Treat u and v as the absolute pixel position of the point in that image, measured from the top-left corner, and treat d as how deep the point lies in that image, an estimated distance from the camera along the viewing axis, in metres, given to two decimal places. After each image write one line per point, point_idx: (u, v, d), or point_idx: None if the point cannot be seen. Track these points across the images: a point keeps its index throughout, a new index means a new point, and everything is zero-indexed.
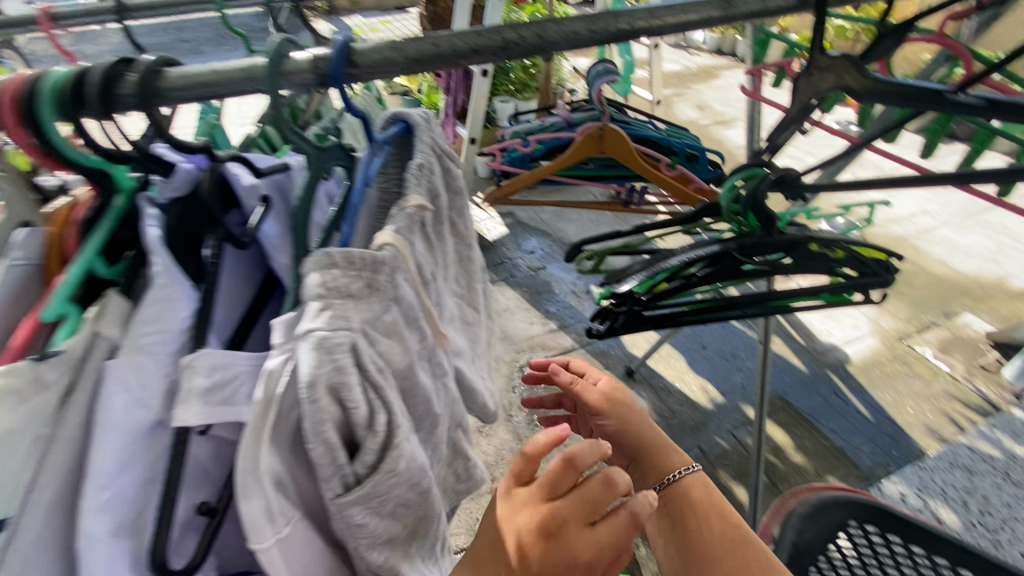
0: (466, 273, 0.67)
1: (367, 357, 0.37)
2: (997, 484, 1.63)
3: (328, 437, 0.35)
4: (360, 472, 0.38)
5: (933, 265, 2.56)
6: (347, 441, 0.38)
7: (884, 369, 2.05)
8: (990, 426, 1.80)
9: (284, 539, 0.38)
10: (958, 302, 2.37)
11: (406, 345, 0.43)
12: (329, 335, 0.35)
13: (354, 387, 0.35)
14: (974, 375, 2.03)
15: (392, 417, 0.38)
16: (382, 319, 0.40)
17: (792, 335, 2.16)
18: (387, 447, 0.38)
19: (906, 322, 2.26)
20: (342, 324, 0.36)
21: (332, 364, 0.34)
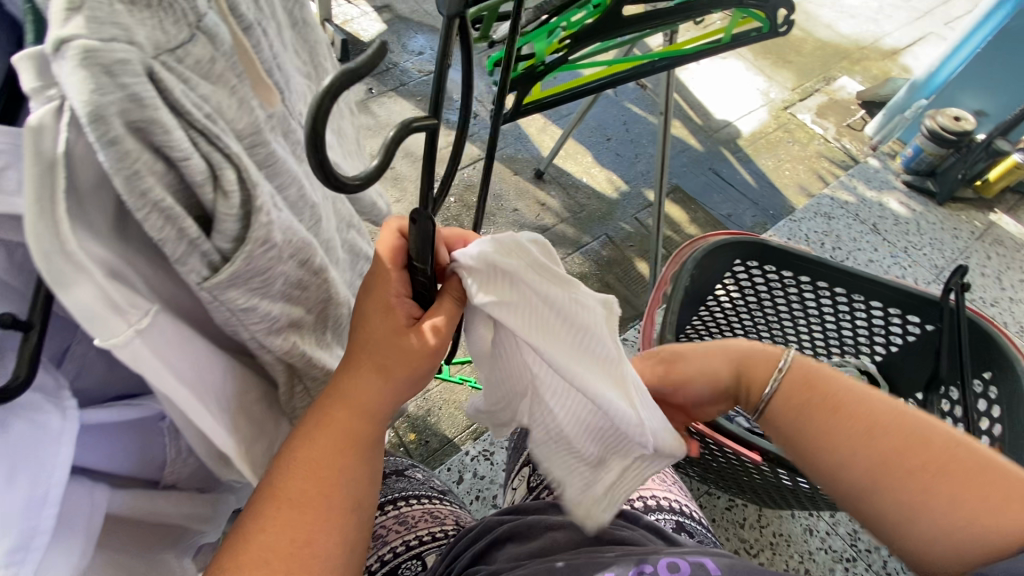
0: (308, 44, 0.58)
1: (181, 95, 0.28)
2: (848, 226, 1.46)
3: (161, 200, 0.28)
4: (225, 248, 0.32)
5: (813, 24, 2.05)
6: (196, 215, 0.32)
7: (768, 139, 1.76)
8: (848, 175, 1.57)
9: (146, 332, 0.31)
10: (836, 67, 1.95)
11: (241, 100, 0.33)
12: (97, 45, 0.24)
13: (171, 128, 0.27)
14: (841, 135, 1.78)
15: (243, 171, 0.31)
16: (190, 52, 0.30)
17: (688, 117, 1.77)
18: (249, 209, 0.32)
19: (790, 91, 1.87)
20: (114, 31, 0.25)
21: (122, 91, 0.25)
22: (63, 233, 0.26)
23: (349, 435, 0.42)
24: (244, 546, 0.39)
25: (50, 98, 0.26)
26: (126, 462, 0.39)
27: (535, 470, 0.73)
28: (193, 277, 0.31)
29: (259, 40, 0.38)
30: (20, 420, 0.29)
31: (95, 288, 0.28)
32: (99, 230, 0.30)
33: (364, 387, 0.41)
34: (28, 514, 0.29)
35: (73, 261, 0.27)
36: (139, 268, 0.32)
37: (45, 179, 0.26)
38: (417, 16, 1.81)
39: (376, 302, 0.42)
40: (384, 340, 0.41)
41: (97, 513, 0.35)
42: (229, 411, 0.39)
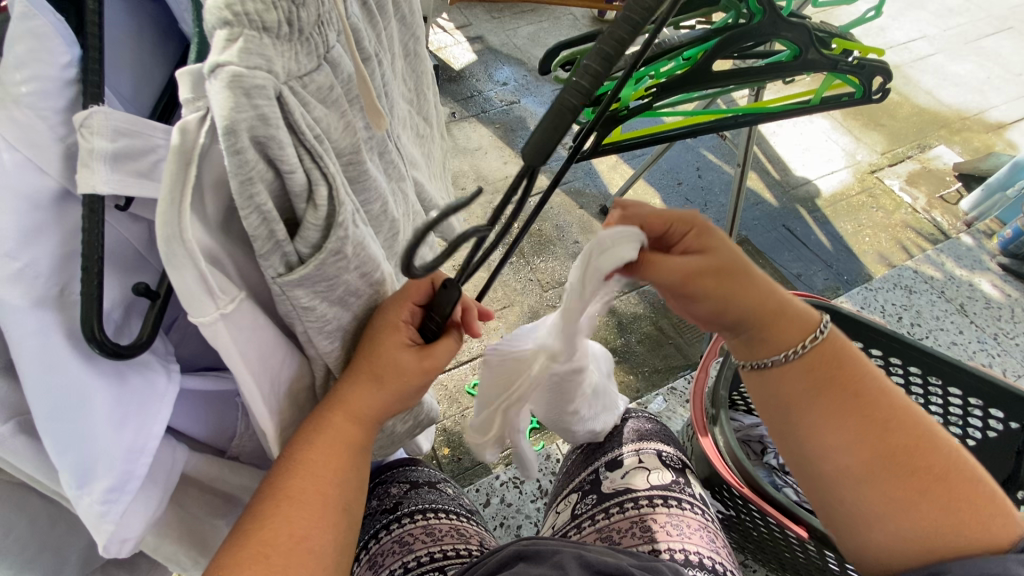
0: (415, 74, 0.64)
1: (298, 116, 0.32)
2: (931, 302, 1.37)
3: (263, 205, 0.31)
4: (304, 252, 0.35)
5: (911, 89, 1.96)
6: (287, 219, 0.35)
7: (850, 202, 1.69)
8: (936, 249, 1.48)
9: (229, 316, 0.34)
10: (933, 134, 1.86)
11: (346, 124, 0.37)
12: (244, 72, 0.28)
13: (286, 145, 0.31)
14: (932, 207, 1.69)
15: (334, 191, 0.34)
16: (314, 79, 0.34)
17: (767, 169, 1.74)
18: (332, 222, 0.35)
19: (879, 154, 1.80)
20: (258, 61, 0.29)
21: (254, 111, 0.29)
22: (183, 224, 0.30)
23: (350, 436, 0.43)
24: (248, 527, 0.39)
25: (197, 107, 0.30)
26: (201, 426, 0.43)
27: (583, 496, 0.73)
28: (270, 272, 0.34)
29: (373, 68, 0.42)
30: (137, 376, 0.33)
31: (197, 274, 0.31)
32: (209, 222, 0.33)
33: (365, 394, 0.43)
34: (127, 460, 0.32)
35: (187, 249, 0.30)
36: (235, 259, 0.36)
37: (180, 171, 0.29)
38: (507, 49, 1.90)
39: (389, 321, 0.43)
40: (393, 359, 0.43)
41: (176, 468, 0.39)
42: (279, 396, 0.41)
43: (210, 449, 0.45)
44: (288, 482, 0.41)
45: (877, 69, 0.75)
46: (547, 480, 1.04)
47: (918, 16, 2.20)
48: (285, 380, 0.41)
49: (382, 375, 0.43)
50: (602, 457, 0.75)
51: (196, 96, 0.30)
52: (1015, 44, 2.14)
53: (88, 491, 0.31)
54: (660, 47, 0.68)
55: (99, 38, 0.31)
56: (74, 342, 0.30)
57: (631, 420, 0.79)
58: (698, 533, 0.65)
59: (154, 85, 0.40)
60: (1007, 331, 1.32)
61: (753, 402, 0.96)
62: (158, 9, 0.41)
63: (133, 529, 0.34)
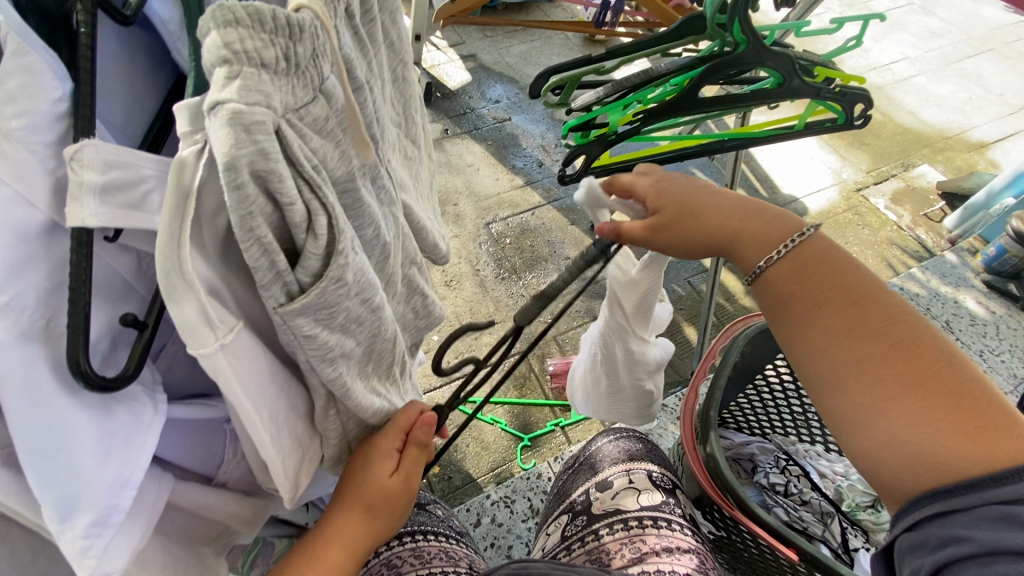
0: (403, 98, 0.64)
1: (297, 148, 0.32)
2: None
3: (264, 237, 0.32)
4: (304, 281, 0.35)
5: (893, 110, 2.01)
6: (287, 248, 0.35)
7: (837, 219, 1.72)
8: (920, 266, 1.50)
9: (229, 346, 0.34)
10: (917, 154, 1.90)
11: (341, 153, 0.37)
12: (243, 108, 0.29)
13: (286, 178, 0.31)
14: (916, 224, 1.72)
15: (335, 219, 0.34)
16: (310, 111, 0.34)
17: (754, 187, 1.77)
18: (332, 251, 0.35)
19: (864, 173, 1.84)
20: (257, 97, 0.29)
21: (254, 146, 0.29)
22: (182, 258, 0.30)
23: (353, 551, 0.50)
24: None
25: (197, 140, 0.30)
26: (187, 454, 0.42)
27: (573, 518, 0.72)
28: (271, 302, 0.34)
29: (367, 99, 0.42)
30: (123, 408, 0.33)
31: (197, 305, 0.31)
32: (208, 253, 0.33)
33: (363, 521, 0.50)
34: (112, 493, 0.32)
35: (185, 280, 0.30)
36: (234, 289, 0.36)
37: (180, 206, 0.29)
38: (499, 67, 1.93)
39: (380, 456, 0.50)
40: (386, 497, 0.50)
41: (161, 498, 0.38)
42: (279, 425, 0.40)
43: (197, 477, 0.45)
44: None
45: (857, 98, 0.78)
46: (538, 499, 1.03)
47: (899, 38, 2.26)
48: (284, 409, 0.41)
49: (378, 504, 0.50)
50: (592, 480, 0.75)
51: (195, 130, 0.30)
52: (994, 67, 2.20)
53: (70, 525, 0.31)
54: (648, 74, 0.70)
55: (91, 73, 0.32)
56: (60, 374, 0.30)
57: (618, 440, 0.79)
58: (689, 554, 0.64)
59: (145, 114, 0.41)
60: (991, 348, 1.33)
61: (744, 421, 0.96)
62: (149, 39, 0.42)
63: (117, 563, 0.34)
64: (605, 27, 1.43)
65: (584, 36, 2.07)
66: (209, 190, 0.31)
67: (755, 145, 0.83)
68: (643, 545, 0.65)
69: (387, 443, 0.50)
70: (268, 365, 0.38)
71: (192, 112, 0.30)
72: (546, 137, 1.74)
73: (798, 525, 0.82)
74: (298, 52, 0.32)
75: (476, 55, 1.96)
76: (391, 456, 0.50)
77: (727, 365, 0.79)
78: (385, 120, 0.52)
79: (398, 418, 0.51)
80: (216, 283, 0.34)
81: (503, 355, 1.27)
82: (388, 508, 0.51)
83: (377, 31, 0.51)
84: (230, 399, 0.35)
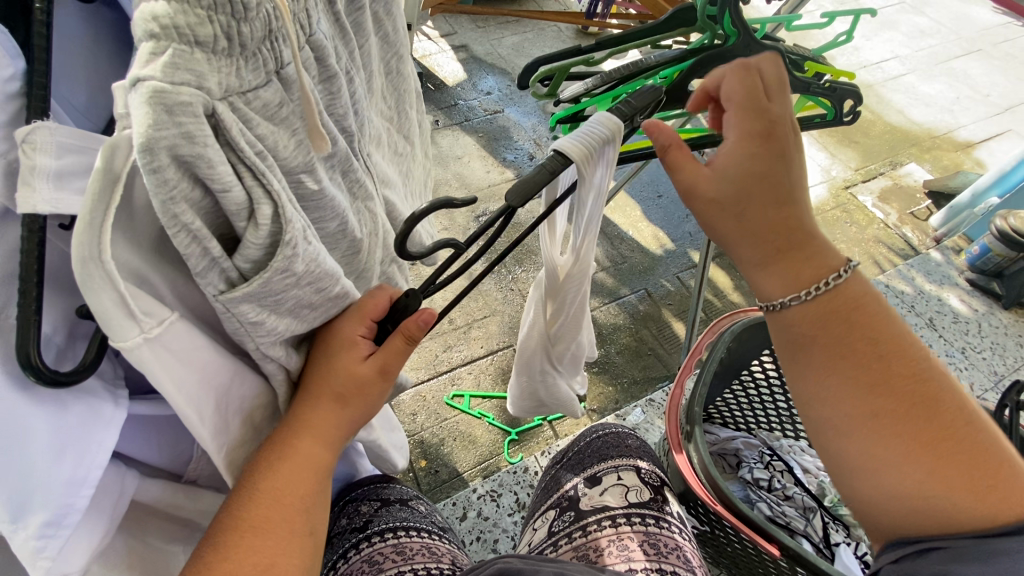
0: (397, 91, 0.63)
1: (236, 134, 0.31)
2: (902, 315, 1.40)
3: (191, 224, 0.30)
4: (244, 269, 0.34)
5: (883, 109, 2.02)
6: (223, 235, 0.34)
7: (825, 216, 1.72)
8: (906, 264, 1.51)
9: (158, 339, 0.33)
10: (905, 152, 1.91)
11: (299, 142, 0.35)
12: (167, 87, 0.27)
13: (216, 163, 0.29)
14: (903, 222, 1.73)
15: (280, 209, 0.33)
16: (259, 95, 0.32)
17: None
18: (274, 242, 0.33)
19: (853, 171, 1.85)
20: (186, 76, 0.28)
21: (177, 128, 0.27)
22: (102, 246, 0.28)
23: (325, 445, 0.44)
24: (228, 522, 0.39)
25: (127, 122, 0.28)
26: (153, 450, 0.41)
27: (560, 514, 0.72)
28: (209, 289, 0.33)
29: (342, 87, 0.41)
30: (80, 402, 0.31)
31: (116, 297, 0.30)
32: (138, 242, 0.32)
33: (325, 408, 0.44)
34: (67, 493, 0.31)
35: (104, 270, 0.29)
36: (169, 278, 0.35)
37: (107, 194, 0.28)
38: (491, 58, 1.91)
39: (343, 338, 0.43)
40: (355, 381, 0.44)
41: (125, 496, 0.37)
42: (224, 418, 0.39)
43: (165, 474, 0.44)
44: (262, 498, 0.40)
45: (846, 94, 0.77)
46: (524, 493, 1.02)
47: (890, 37, 2.27)
48: (234, 399, 0.40)
49: (345, 392, 0.44)
50: (580, 475, 0.75)
51: (129, 110, 0.29)
52: (982, 67, 2.21)
53: (23, 526, 0.30)
54: (638, 65, 0.69)
55: (47, 53, 0.30)
56: (9, 366, 0.29)
57: (607, 434, 0.79)
58: (677, 551, 0.64)
59: (110, 97, 0.39)
60: (973, 345, 1.35)
61: (730, 416, 0.96)
62: (113, 18, 0.40)
63: (74, 563, 0.33)
64: (596, 19, 1.42)
65: (578, 29, 2.04)
66: (136, 179, 0.30)
67: None
68: (629, 542, 0.65)
69: (349, 326, 0.43)
70: (216, 359, 0.37)
71: (122, 92, 0.28)
72: (536, 130, 1.73)
73: (782, 520, 0.82)
74: (250, 32, 0.30)
75: (468, 46, 1.93)
76: (357, 337, 0.44)
77: (713, 360, 0.80)
78: (369, 116, 0.51)
79: (358, 302, 0.44)
80: (144, 271, 0.33)
81: (491, 348, 1.26)
82: (359, 393, 0.44)
83: (364, 20, 0.49)
84: (164, 392, 0.34)
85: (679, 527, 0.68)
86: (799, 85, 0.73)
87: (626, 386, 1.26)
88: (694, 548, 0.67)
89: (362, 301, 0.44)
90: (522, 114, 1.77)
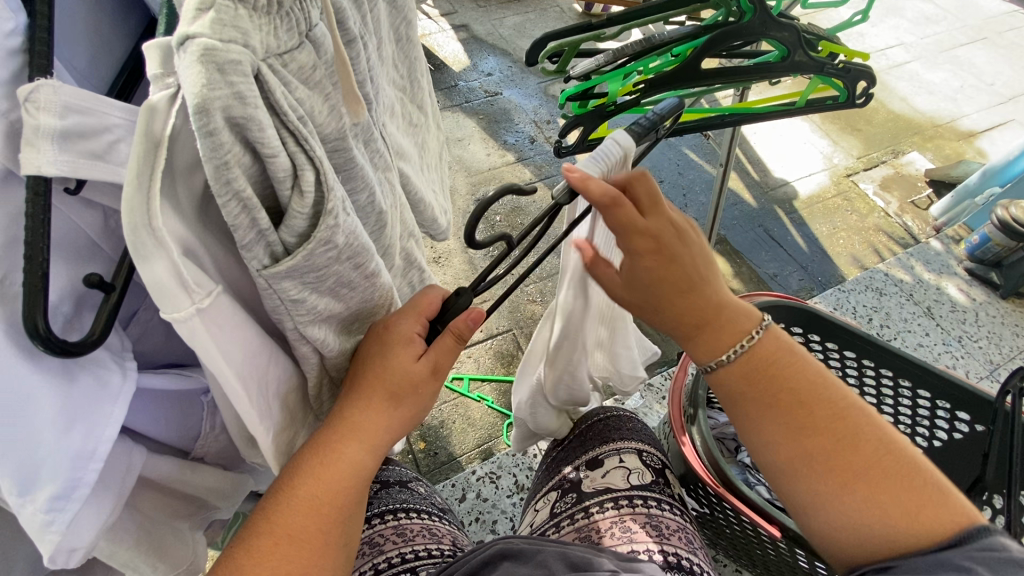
0: (410, 60, 0.61)
1: (281, 96, 0.29)
2: (900, 304, 1.40)
3: (243, 191, 0.29)
4: (290, 242, 0.33)
5: (886, 96, 2.01)
6: (270, 205, 0.33)
7: (826, 204, 1.72)
8: (907, 253, 1.51)
9: (207, 312, 0.32)
10: (907, 141, 1.90)
11: (332, 107, 0.34)
12: (218, 44, 0.26)
13: (266, 126, 0.28)
14: (903, 211, 1.73)
15: (323, 173, 0.31)
16: (295, 58, 0.31)
17: (747, 170, 1.75)
18: (319, 210, 0.32)
19: (856, 158, 1.84)
20: (233, 33, 0.27)
21: (229, 88, 0.26)
22: (153, 211, 0.27)
23: (371, 450, 0.42)
24: (265, 524, 0.39)
25: (169, 84, 0.27)
26: (160, 426, 0.40)
27: (562, 495, 0.72)
28: (254, 263, 0.32)
29: (358, 54, 0.39)
30: (87, 374, 0.31)
31: (169, 265, 0.29)
32: (185, 212, 0.31)
33: (375, 408, 0.42)
34: (74, 467, 0.30)
35: (156, 237, 0.28)
36: (211, 250, 0.34)
37: (151, 160, 0.26)
38: (493, 38, 1.87)
39: (399, 337, 0.42)
40: (408, 384, 0.42)
41: (133, 471, 0.37)
42: (268, 399, 0.39)
43: (172, 451, 0.43)
44: (300, 498, 0.39)
45: (860, 74, 0.76)
46: (524, 475, 1.03)
47: (895, 23, 2.24)
48: (271, 380, 0.38)
49: (398, 393, 0.42)
50: (582, 456, 0.75)
51: (170, 72, 0.28)
52: (986, 55, 2.20)
53: (30, 499, 0.29)
54: (650, 42, 0.67)
55: (49, 8, 0.29)
56: (16, 335, 0.28)
57: (607, 418, 0.79)
58: (677, 533, 0.65)
59: (113, 61, 0.37)
60: (970, 334, 1.36)
61: None
62: None
63: (82, 538, 0.32)
64: None
65: (580, 10, 2.01)
66: (183, 145, 0.29)
67: (755, 121, 0.81)
68: (632, 524, 0.65)
69: (407, 326, 0.42)
70: (255, 334, 0.36)
71: (164, 52, 0.27)
72: (538, 112, 1.70)
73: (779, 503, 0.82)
74: None
75: (469, 25, 1.90)
76: (414, 336, 0.43)
77: None
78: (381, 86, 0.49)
79: (416, 305, 0.45)
80: (192, 242, 0.32)
81: (493, 331, 1.25)
82: (410, 395, 0.43)
83: None
84: (208, 367, 0.33)
85: (676, 507, 0.68)
86: (812, 64, 0.71)
87: None
88: (692, 529, 0.68)
89: (421, 304, 0.45)
90: (524, 96, 1.75)
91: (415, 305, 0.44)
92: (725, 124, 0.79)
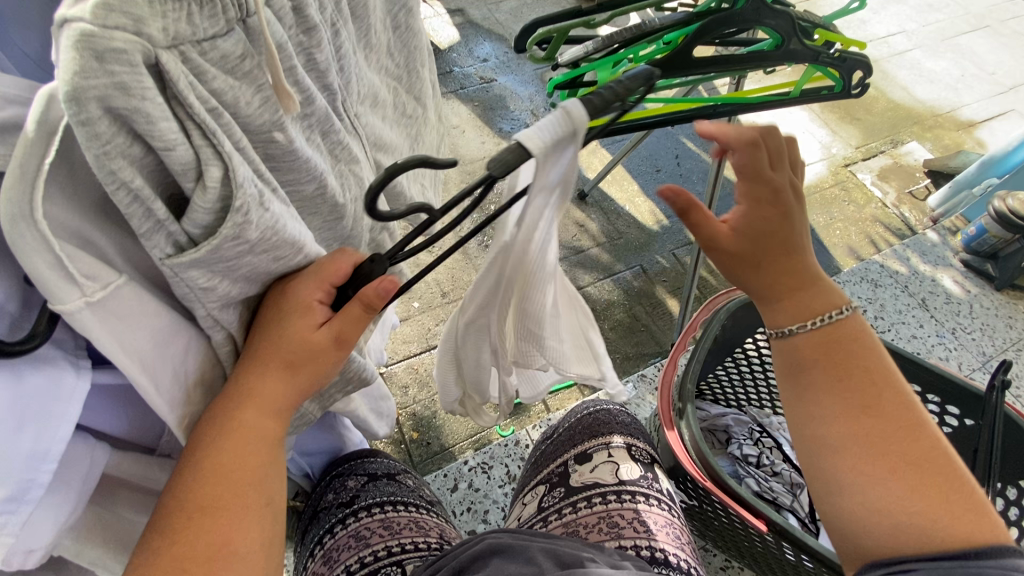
0: (407, 49, 0.60)
1: (185, 87, 0.28)
2: (894, 295, 1.40)
3: (131, 182, 0.28)
4: (194, 233, 0.32)
5: (887, 85, 1.98)
6: (171, 196, 0.31)
7: (823, 194, 1.70)
8: (902, 244, 1.50)
9: (101, 304, 0.31)
10: (906, 131, 1.88)
11: (264, 99, 0.33)
12: (96, 31, 0.24)
13: (156, 120, 0.27)
14: (901, 201, 1.72)
15: (232, 169, 0.30)
16: (218, 46, 0.29)
17: None
18: (226, 205, 0.31)
19: (854, 148, 1.82)
20: (121, 19, 0.25)
21: (108, 78, 0.25)
22: (35, 206, 0.27)
23: (277, 417, 0.41)
24: (175, 504, 0.37)
25: None
26: (121, 423, 0.39)
27: (550, 489, 0.72)
28: (155, 253, 0.31)
29: (320, 42, 0.38)
30: (39, 373, 0.30)
31: (49, 260, 0.28)
32: (73, 204, 0.30)
33: (272, 375, 0.40)
34: (27, 468, 0.29)
35: (37, 231, 0.27)
36: (113, 240, 0.33)
37: (36, 154, 0.26)
38: (488, 23, 1.84)
39: (297, 301, 0.39)
40: (307, 351, 0.41)
41: (95, 470, 0.36)
42: (183, 391, 0.38)
43: (138, 447, 0.42)
44: (214, 470, 0.38)
45: (855, 65, 0.74)
46: (515, 466, 1.03)
47: (898, 10, 2.20)
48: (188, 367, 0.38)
49: (300, 360, 0.41)
50: (572, 450, 0.74)
51: None
52: (988, 44, 2.17)
53: None
54: (641, 28, 0.65)
55: None
56: None
57: (598, 412, 0.79)
58: (668, 529, 0.64)
59: None
60: (964, 326, 1.35)
61: (721, 393, 0.96)
62: None
63: (40, 540, 0.32)
64: None
65: None
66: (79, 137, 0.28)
67: (748, 112, 0.79)
68: (619, 519, 0.65)
69: (305, 291, 0.40)
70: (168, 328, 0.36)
71: None
72: (533, 99, 1.68)
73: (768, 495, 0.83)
74: None
75: (464, 9, 1.86)
76: (313, 301, 0.40)
77: (709, 338, 0.78)
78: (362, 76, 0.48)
79: (318, 266, 0.41)
80: (88, 234, 0.31)
81: None
82: (313, 363, 0.41)
83: None
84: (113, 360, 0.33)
85: (666, 503, 0.68)
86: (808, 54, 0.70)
87: (619, 361, 1.26)
88: (681, 523, 0.68)
89: (322, 265, 0.41)
90: (520, 83, 1.72)
91: (315, 267, 0.40)
92: (718, 115, 0.78)
